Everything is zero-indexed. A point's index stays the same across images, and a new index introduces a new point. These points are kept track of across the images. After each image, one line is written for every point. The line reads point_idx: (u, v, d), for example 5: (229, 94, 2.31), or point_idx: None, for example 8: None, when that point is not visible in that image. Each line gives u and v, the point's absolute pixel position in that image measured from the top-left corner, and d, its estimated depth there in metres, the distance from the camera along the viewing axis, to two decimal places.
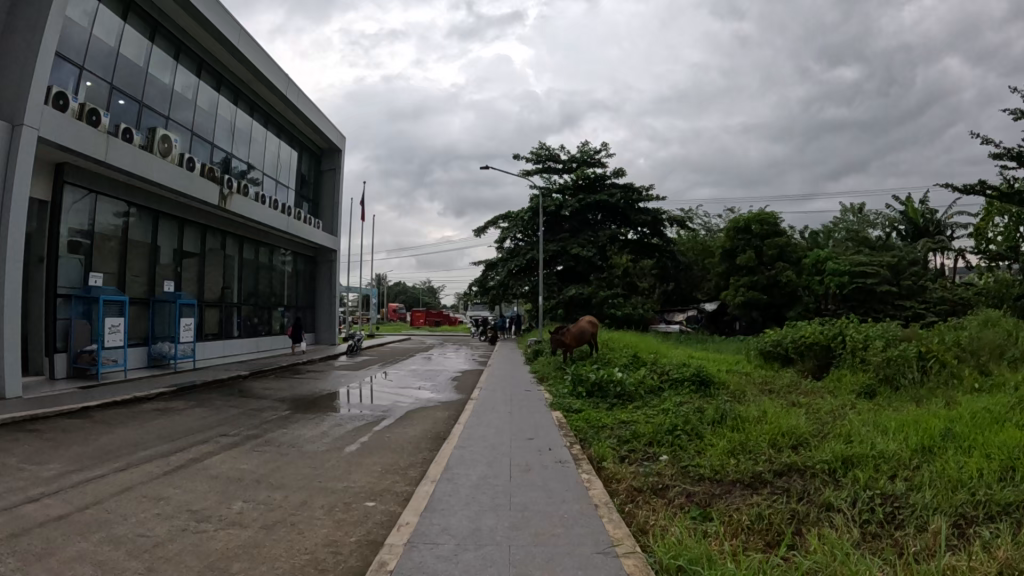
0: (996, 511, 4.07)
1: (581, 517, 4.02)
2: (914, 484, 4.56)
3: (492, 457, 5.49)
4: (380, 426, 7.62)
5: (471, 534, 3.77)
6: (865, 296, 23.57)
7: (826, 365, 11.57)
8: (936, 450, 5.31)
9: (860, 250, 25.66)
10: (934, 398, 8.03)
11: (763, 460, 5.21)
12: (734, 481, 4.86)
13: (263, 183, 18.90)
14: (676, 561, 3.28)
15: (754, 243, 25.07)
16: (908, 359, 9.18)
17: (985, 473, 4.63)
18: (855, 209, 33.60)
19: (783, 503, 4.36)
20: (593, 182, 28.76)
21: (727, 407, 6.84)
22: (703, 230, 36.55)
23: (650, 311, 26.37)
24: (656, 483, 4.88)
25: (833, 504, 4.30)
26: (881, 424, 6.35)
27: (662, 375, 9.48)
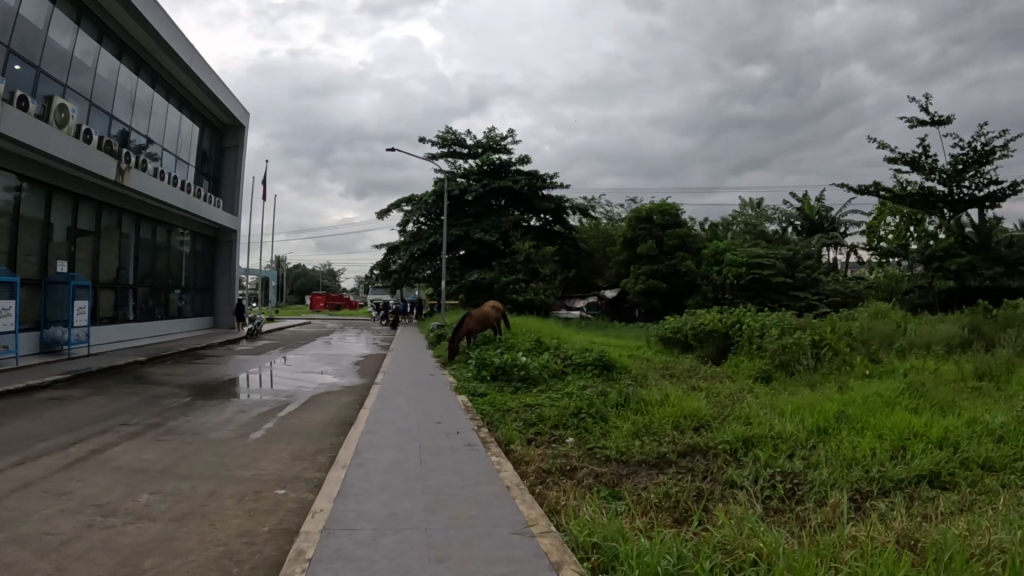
0: (887, 487, 4.35)
1: (494, 499, 4.04)
2: (811, 463, 4.80)
3: (400, 442, 5.47)
4: (285, 411, 7.48)
5: (387, 518, 3.75)
6: (762, 287, 24.61)
7: (724, 352, 12.04)
8: (831, 431, 5.60)
9: (759, 243, 26.71)
10: (825, 382, 8.49)
11: (666, 441, 5.37)
12: (640, 462, 4.99)
13: (163, 158, 18.14)
14: (590, 538, 3.32)
15: (655, 233, 25.66)
16: (803, 346, 9.61)
17: (877, 451, 4.93)
18: (755, 203, 34.87)
19: (685, 481, 4.50)
20: (497, 168, 28.46)
21: (629, 390, 7.04)
22: (605, 218, 37.26)
23: (552, 297, 26.38)
24: (564, 464, 4.96)
25: (736, 482, 4.47)
26: (778, 407, 6.64)
27: (564, 360, 9.66)
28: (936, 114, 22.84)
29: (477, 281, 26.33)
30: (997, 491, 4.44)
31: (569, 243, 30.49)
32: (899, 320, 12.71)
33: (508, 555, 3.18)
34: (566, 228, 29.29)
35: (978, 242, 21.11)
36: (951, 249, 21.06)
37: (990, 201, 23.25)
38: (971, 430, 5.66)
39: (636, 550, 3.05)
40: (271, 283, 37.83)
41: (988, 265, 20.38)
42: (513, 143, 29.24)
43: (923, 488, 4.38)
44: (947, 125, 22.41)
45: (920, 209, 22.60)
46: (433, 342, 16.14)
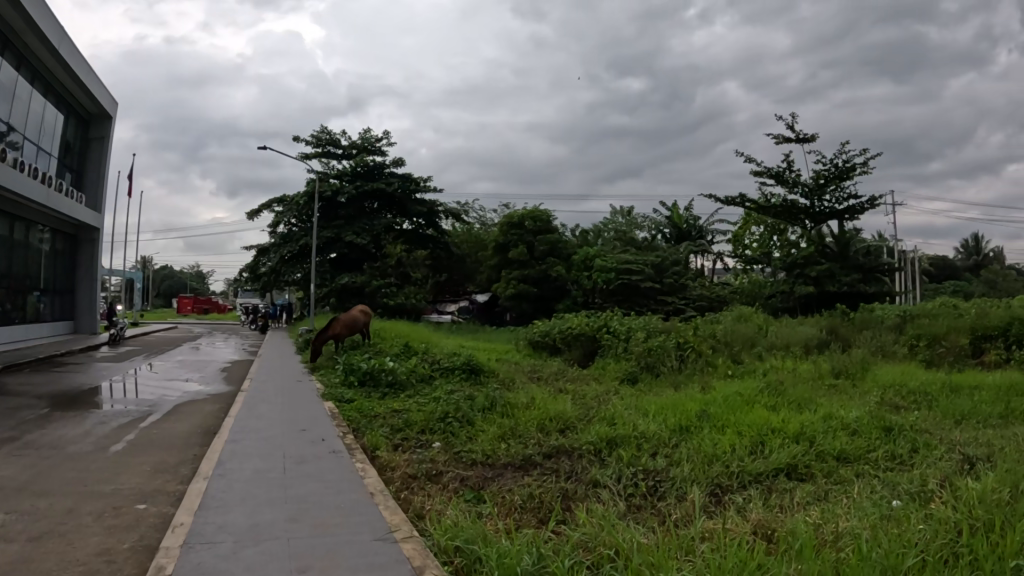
0: (745, 482, 4.58)
1: (357, 506, 3.97)
2: (673, 460, 4.98)
3: (264, 451, 5.28)
4: (148, 421, 7.09)
5: (249, 529, 3.61)
6: (631, 291, 24.98)
7: (592, 355, 12.35)
8: (692, 429, 5.84)
9: (626, 249, 27.24)
10: (690, 383, 8.88)
11: (532, 444, 5.44)
12: (506, 464, 5.04)
13: (22, 148, 16.87)
14: (453, 541, 3.31)
15: (526, 239, 26.25)
16: (668, 350, 10.01)
17: (735, 448, 5.18)
18: (625, 210, 35.40)
19: (550, 482, 4.57)
20: (372, 169, 27.60)
21: (496, 394, 7.10)
22: (477, 222, 36.88)
23: (423, 301, 27.28)
24: (430, 469, 4.94)
25: (599, 482, 4.58)
26: (642, 407, 6.86)
27: (432, 364, 9.70)
28: (801, 132, 24.29)
29: (347, 283, 25.57)
30: (849, 481, 4.76)
31: (440, 249, 29.89)
32: (762, 324, 13.38)
33: (370, 563, 3.11)
34: (437, 231, 28.81)
35: (836, 251, 22.61)
36: (811, 258, 22.50)
37: (848, 214, 24.96)
38: (826, 425, 6.07)
39: (495, 552, 3.05)
40: (136, 285, 35.50)
41: (845, 273, 22.00)
42: (388, 144, 28.55)
43: (780, 480, 4.65)
44: (811, 143, 23.91)
45: (784, 219, 24.04)
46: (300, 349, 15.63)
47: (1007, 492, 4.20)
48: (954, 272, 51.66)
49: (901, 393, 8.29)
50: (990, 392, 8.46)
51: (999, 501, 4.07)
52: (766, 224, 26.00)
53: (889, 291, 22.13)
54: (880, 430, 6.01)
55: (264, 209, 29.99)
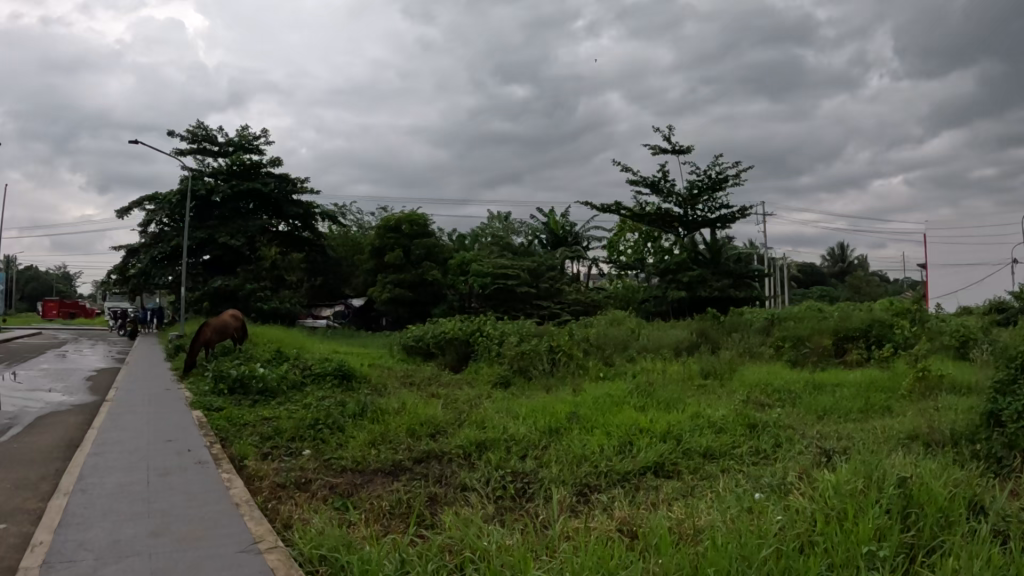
0: (613, 482, 4.96)
1: (223, 517, 3.91)
2: (542, 462, 5.36)
3: (128, 464, 5.10)
4: (7, 435, 6.69)
5: (110, 546, 3.49)
6: (507, 295, 25.60)
7: (465, 358, 13.11)
8: (562, 431, 6.32)
9: (502, 254, 27.01)
10: (562, 387, 9.62)
11: (401, 449, 5.67)
12: (376, 470, 5.22)
13: None
14: (318, 550, 3.34)
15: (403, 243, 25.85)
16: (539, 353, 10.93)
17: (604, 448, 5.65)
18: (502, 216, 35.18)
19: (417, 487, 4.74)
20: (249, 169, 26.46)
21: (368, 401, 7.42)
22: (354, 226, 36.54)
23: (297, 305, 26.59)
24: (299, 477, 4.99)
25: (468, 485, 4.84)
26: (512, 411, 7.46)
27: (303, 370, 10.13)
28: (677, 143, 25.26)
29: (221, 287, 24.89)
30: (714, 478, 5.13)
31: (316, 250, 29.39)
32: (639, 330, 15.49)
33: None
34: (313, 234, 28.38)
35: (708, 257, 23.68)
36: (683, 264, 23.52)
37: (722, 222, 26.27)
38: (695, 424, 6.57)
39: (360, 560, 3.11)
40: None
41: (717, 278, 23.03)
42: (264, 142, 27.37)
43: (647, 479, 5.00)
44: (686, 155, 24.94)
45: (657, 227, 25.05)
46: (172, 354, 14.99)
47: (860, 480, 4.55)
48: (821, 277, 54.89)
49: (766, 392, 9.07)
50: (848, 390, 9.29)
51: (853, 490, 4.39)
52: (640, 230, 26.64)
53: (758, 296, 23.33)
54: (745, 429, 6.53)
55: (134, 207, 28.71)
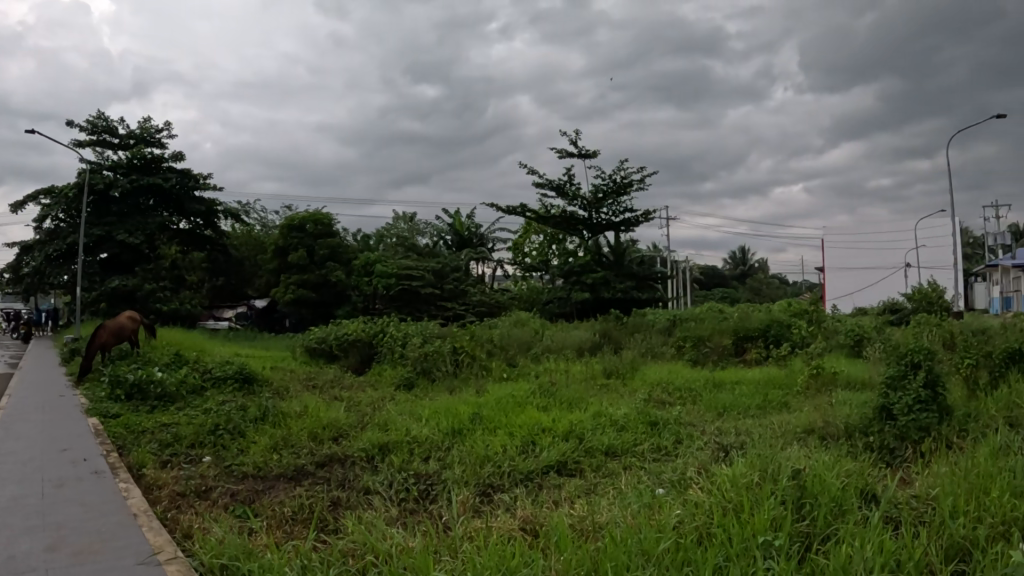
0: (508, 478, 5.86)
1: (120, 529, 3.84)
2: (445, 463, 6.35)
3: (19, 475, 4.92)
4: None
5: (4, 562, 3.38)
6: (412, 297, 24.34)
7: (367, 361, 13.27)
8: (463, 432, 7.55)
9: (406, 254, 25.82)
10: (465, 388, 10.68)
11: (303, 454, 6.88)
12: (278, 475, 6.35)
13: None
14: (220, 559, 3.36)
15: (306, 243, 24.22)
16: (444, 354, 11.79)
17: (504, 448, 6.68)
18: (407, 217, 34.79)
19: (322, 492, 5.70)
20: (150, 163, 25.57)
21: (270, 405, 8.68)
22: (257, 224, 35.81)
23: (198, 307, 25.72)
24: (200, 486, 6.00)
25: (371, 487, 5.81)
26: (418, 413, 8.71)
27: (203, 374, 10.02)
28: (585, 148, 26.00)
29: (119, 287, 23.89)
30: (614, 473, 5.94)
31: (217, 249, 28.76)
32: (544, 332, 16.24)
33: None
34: (216, 233, 27.77)
35: (612, 259, 24.67)
36: (587, 265, 24.46)
37: (626, 227, 27.30)
38: (598, 422, 7.57)
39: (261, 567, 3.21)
40: None
41: (620, 280, 24.03)
42: (167, 136, 26.45)
43: (549, 477, 5.89)
44: (593, 160, 25.73)
45: (563, 229, 25.83)
46: (66, 360, 14.32)
47: (755, 474, 4.87)
48: (724, 279, 57.35)
49: (669, 390, 9.73)
50: (747, 386, 9.91)
51: (748, 483, 4.69)
52: (545, 233, 27.46)
53: (660, 297, 24.48)
54: (647, 425, 7.49)
55: (30, 201, 27.31)
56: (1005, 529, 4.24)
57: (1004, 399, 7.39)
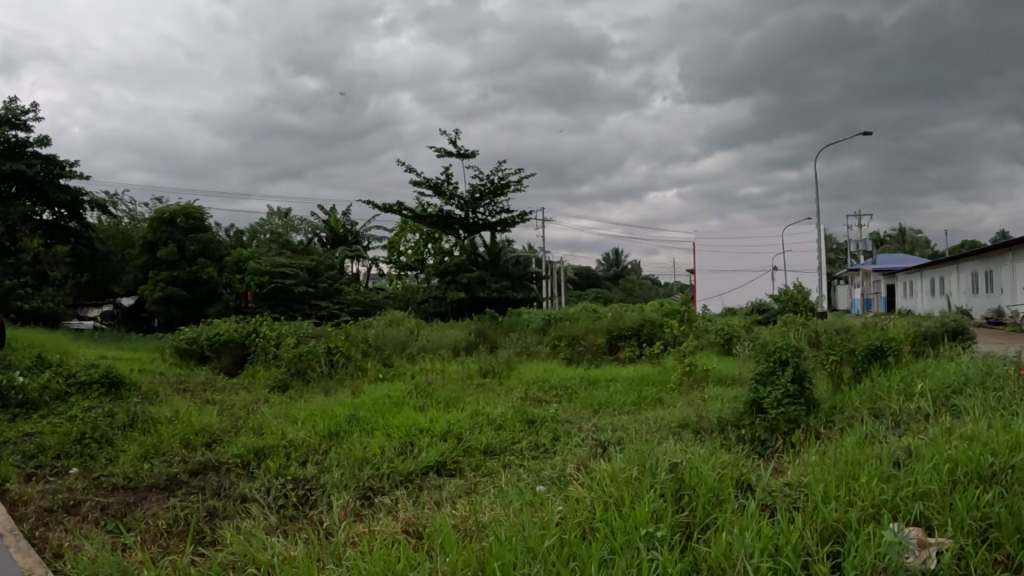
0: (388, 479, 6.05)
1: None
2: (324, 466, 6.46)
3: None
4: None
5: None
6: (285, 295, 23.00)
7: (241, 361, 12.60)
8: (341, 433, 7.55)
9: (282, 251, 24.85)
10: (340, 388, 10.44)
11: (176, 462, 6.64)
12: (151, 486, 6.12)
13: None
14: None
15: (177, 237, 23.23)
16: (318, 354, 11.51)
17: (383, 449, 6.80)
18: (282, 212, 33.86)
19: (196, 501, 5.73)
20: (15, 148, 22.79)
21: (138, 409, 8.14)
22: (127, 217, 33.88)
23: (60, 304, 23.67)
24: (68, 500, 5.63)
25: (248, 495, 5.84)
26: (292, 415, 8.53)
27: (65, 377, 9.15)
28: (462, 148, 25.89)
29: None
30: (494, 471, 6.17)
31: (82, 243, 26.20)
32: (419, 331, 16.01)
33: None
34: (81, 225, 25.21)
35: (487, 260, 25.05)
36: (462, 265, 24.41)
37: (502, 227, 27.57)
38: (477, 422, 7.70)
39: None
40: None
41: (494, 280, 24.25)
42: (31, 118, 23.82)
43: (428, 477, 6.10)
44: (471, 159, 25.62)
45: (439, 228, 25.78)
46: None
47: (634, 468, 4.97)
48: (597, 281, 59.16)
49: (545, 388, 9.93)
50: (622, 382, 10.25)
51: (627, 478, 4.80)
52: (421, 232, 27.21)
53: (534, 297, 24.93)
54: (524, 422, 7.68)
55: None
56: (875, 512, 4.06)
57: (870, 392, 7.39)
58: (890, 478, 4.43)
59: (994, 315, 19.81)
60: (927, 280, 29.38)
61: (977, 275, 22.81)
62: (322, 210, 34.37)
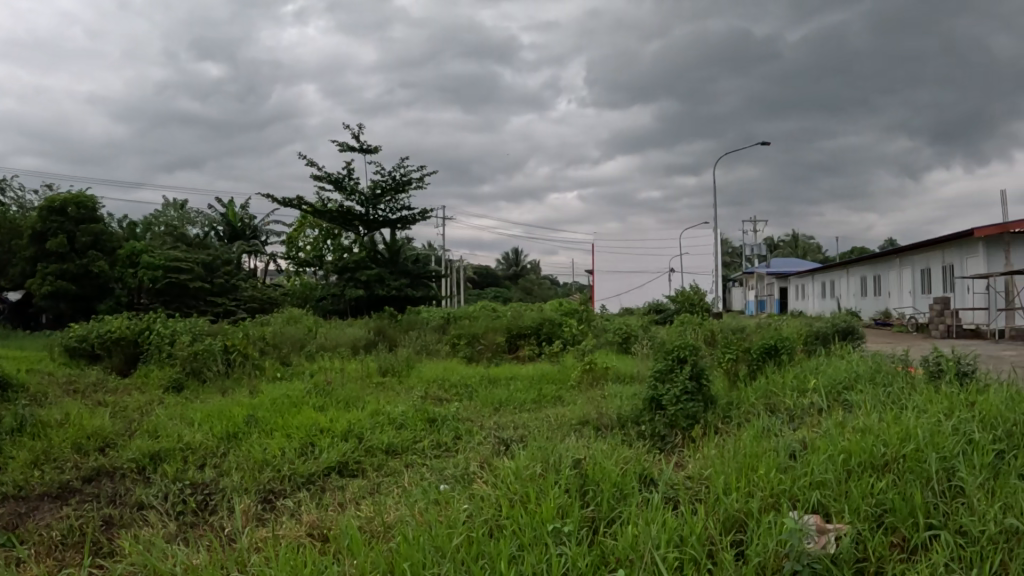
0: (289, 481, 5.85)
1: None
2: (223, 470, 6.18)
3: None
4: None
5: None
6: (179, 291, 21.80)
7: (133, 361, 11.88)
8: (240, 434, 7.23)
9: (176, 245, 23.77)
10: (237, 388, 10.03)
11: (68, 468, 6.21)
12: (42, 495, 5.72)
13: None
14: None
15: (67, 228, 20.58)
16: (214, 353, 10.97)
17: (283, 450, 6.54)
18: (178, 203, 32.24)
19: (91, 510, 5.39)
20: None
21: (26, 413, 7.60)
22: (14, 202, 31.65)
23: None
24: None
25: (145, 503, 5.54)
26: (189, 416, 8.11)
27: None
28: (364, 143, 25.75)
29: None
30: (397, 471, 5.98)
31: None
32: (317, 329, 15.59)
33: None
34: None
35: (387, 257, 24.68)
36: (362, 262, 23.89)
37: (402, 224, 27.23)
38: (377, 422, 7.43)
39: None
40: None
41: (394, 278, 24.05)
42: None
43: (331, 479, 5.89)
44: (374, 155, 25.40)
45: (338, 224, 25.22)
46: None
47: (538, 464, 4.68)
48: (496, 280, 59.51)
49: (446, 386, 9.81)
50: (523, 380, 10.19)
51: (532, 474, 4.51)
52: (320, 227, 26.48)
53: (432, 295, 25.17)
54: (425, 422, 7.47)
55: None
56: (775, 501, 3.68)
57: (765, 388, 7.06)
58: (788, 470, 4.05)
59: (881, 317, 21.55)
60: (817, 285, 31.40)
61: (865, 280, 24.59)
62: (221, 204, 33.03)
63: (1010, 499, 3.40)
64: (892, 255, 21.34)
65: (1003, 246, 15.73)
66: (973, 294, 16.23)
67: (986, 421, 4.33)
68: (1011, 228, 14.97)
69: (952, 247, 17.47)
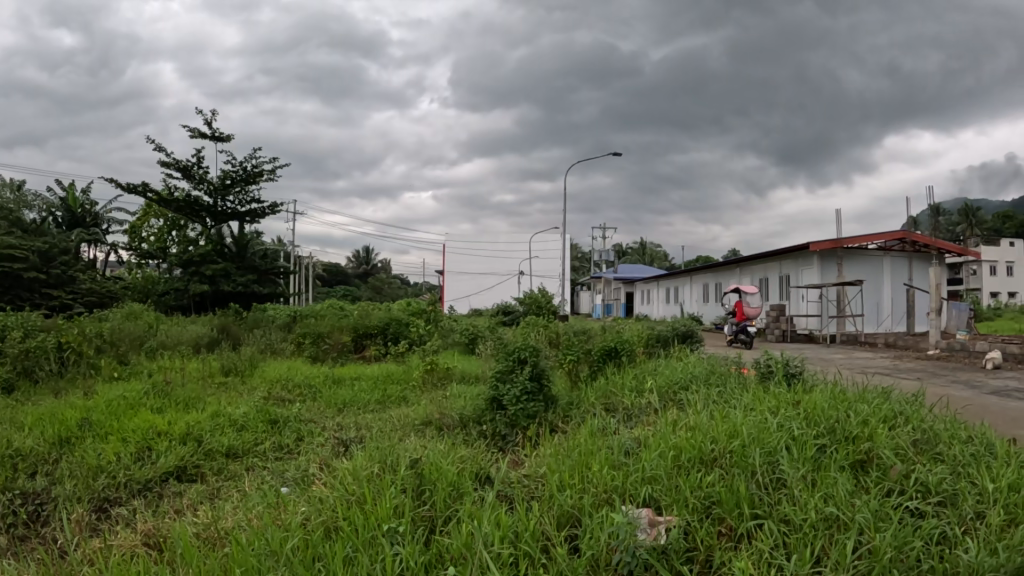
0: (124, 488, 5.44)
1: None
2: (56, 477, 5.68)
3: None
4: None
5: None
6: (10, 282, 19.75)
7: None
8: (73, 440, 6.64)
9: (8, 228, 21.32)
10: (71, 389, 9.31)
11: None
12: None
13: None
14: None
15: None
16: (47, 351, 10.08)
17: (119, 455, 6.05)
18: (12, 184, 29.43)
19: None
20: None
21: None
22: None
23: None
24: None
25: None
26: (19, 419, 7.38)
27: None
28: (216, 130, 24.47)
29: None
30: (238, 475, 5.65)
31: None
32: (156, 326, 14.76)
33: None
34: None
35: (234, 250, 23.69)
36: (207, 256, 22.62)
37: (251, 217, 26.23)
38: (217, 423, 7.01)
39: None
40: None
41: (240, 273, 23.10)
42: None
43: (171, 484, 5.55)
44: (226, 143, 24.11)
45: (184, 215, 23.95)
46: None
47: (377, 465, 4.12)
48: (345, 278, 58.43)
49: (288, 386, 9.39)
50: (365, 381, 9.92)
51: (369, 475, 3.97)
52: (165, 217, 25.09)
53: (281, 292, 24.30)
54: (266, 423, 7.08)
55: None
56: (608, 496, 3.65)
57: (603, 387, 6.57)
58: (621, 467, 4.02)
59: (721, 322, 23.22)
60: (662, 290, 33.14)
61: (708, 286, 26.22)
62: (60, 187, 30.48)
63: (831, 489, 3.60)
64: (734, 263, 22.83)
65: (836, 259, 17.26)
66: (807, 302, 17.70)
67: (810, 418, 4.60)
68: (842, 243, 16.50)
69: (790, 258, 18.91)
